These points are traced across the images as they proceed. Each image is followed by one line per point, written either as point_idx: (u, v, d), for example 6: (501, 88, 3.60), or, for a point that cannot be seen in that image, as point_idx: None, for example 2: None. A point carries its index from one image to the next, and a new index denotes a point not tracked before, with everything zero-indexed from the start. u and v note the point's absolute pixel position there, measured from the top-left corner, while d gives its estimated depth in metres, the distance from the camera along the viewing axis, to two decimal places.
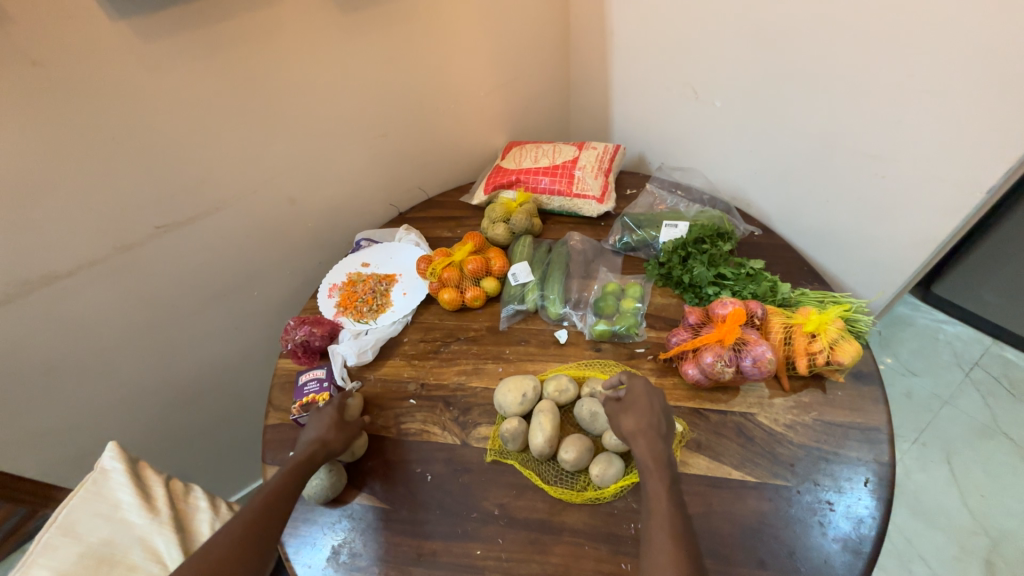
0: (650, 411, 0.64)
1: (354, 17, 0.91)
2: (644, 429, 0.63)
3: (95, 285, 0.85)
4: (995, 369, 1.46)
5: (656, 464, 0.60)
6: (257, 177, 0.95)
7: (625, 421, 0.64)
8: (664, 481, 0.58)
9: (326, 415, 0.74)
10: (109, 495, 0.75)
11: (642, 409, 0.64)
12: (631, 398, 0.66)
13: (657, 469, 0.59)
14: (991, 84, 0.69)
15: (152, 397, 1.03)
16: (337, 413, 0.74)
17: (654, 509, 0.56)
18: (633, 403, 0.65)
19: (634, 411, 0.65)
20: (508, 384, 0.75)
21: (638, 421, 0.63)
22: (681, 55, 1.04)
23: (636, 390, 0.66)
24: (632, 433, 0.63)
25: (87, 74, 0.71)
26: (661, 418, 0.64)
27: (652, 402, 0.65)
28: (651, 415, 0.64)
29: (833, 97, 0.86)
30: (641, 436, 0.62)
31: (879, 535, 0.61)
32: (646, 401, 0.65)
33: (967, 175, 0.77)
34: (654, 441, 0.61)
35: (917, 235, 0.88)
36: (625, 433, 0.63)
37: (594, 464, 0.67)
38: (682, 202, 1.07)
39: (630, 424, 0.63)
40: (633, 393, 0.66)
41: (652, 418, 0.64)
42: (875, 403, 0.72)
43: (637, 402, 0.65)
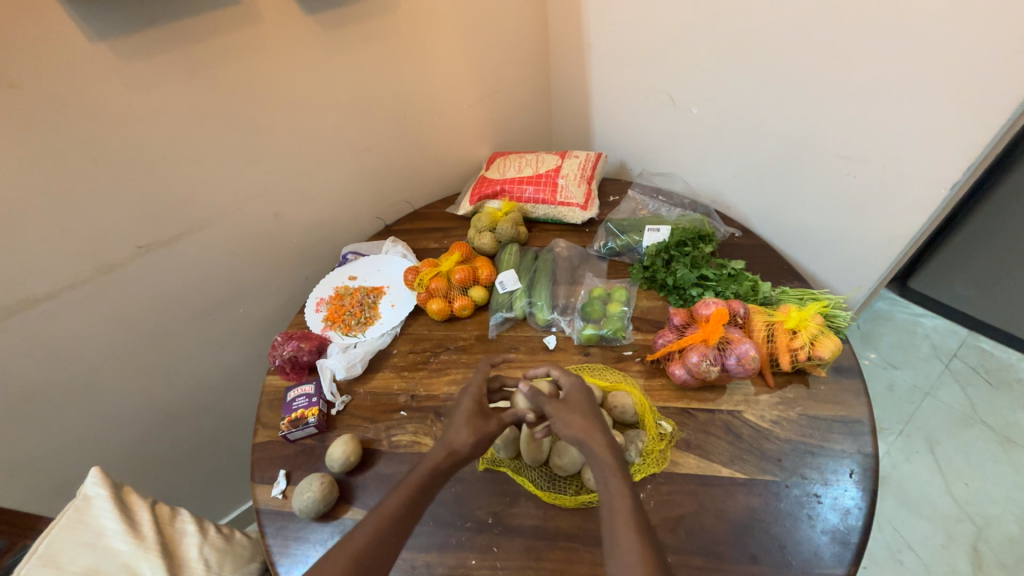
0: (590, 408, 0.64)
1: (335, 34, 0.92)
2: (591, 426, 0.62)
3: (75, 307, 0.84)
4: (972, 359, 1.50)
5: (609, 458, 0.59)
6: (242, 193, 0.94)
7: (573, 420, 0.62)
8: (618, 474, 0.57)
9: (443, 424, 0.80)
10: (92, 522, 0.73)
11: (584, 405, 0.64)
12: (569, 399, 0.66)
13: (612, 463, 0.58)
14: (951, 85, 0.73)
15: (136, 420, 1.01)
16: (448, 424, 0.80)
17: (615, 502, 0.55)
18: (574, 403, 0.65)
19: (577, 409, 0.64)
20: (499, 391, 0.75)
21: (584, 418, 0.63)
22: (657, 65, 1.07)
23: (575, 389, 0.67)
24: (581, 432, 0.61)
25: (65, 95, 0.71)
26: (599, 414, 0.65)
27: (588, 400, 0.66)
28: (591, 411, 0.64)
29: (803, 101, 0.89)
30: (591, 433, 0.61)
31: (866, 524, 0.63)
32: (583, 400, 0.66)
33: (933, 172, 0.80)
34: (602, 435, 0.61)
35: (888, 232, 0.92)
36: (574, 433, 0.61)
37: (587, 468, 0.68)
38: (663, 207, 1.10)
39: (578, 423, 0.62)
40: (573, 394, 0.66)
41: (592, 414, 0.64)
42: (856, 395, 0.74)
43: (575, 402, 0.65)
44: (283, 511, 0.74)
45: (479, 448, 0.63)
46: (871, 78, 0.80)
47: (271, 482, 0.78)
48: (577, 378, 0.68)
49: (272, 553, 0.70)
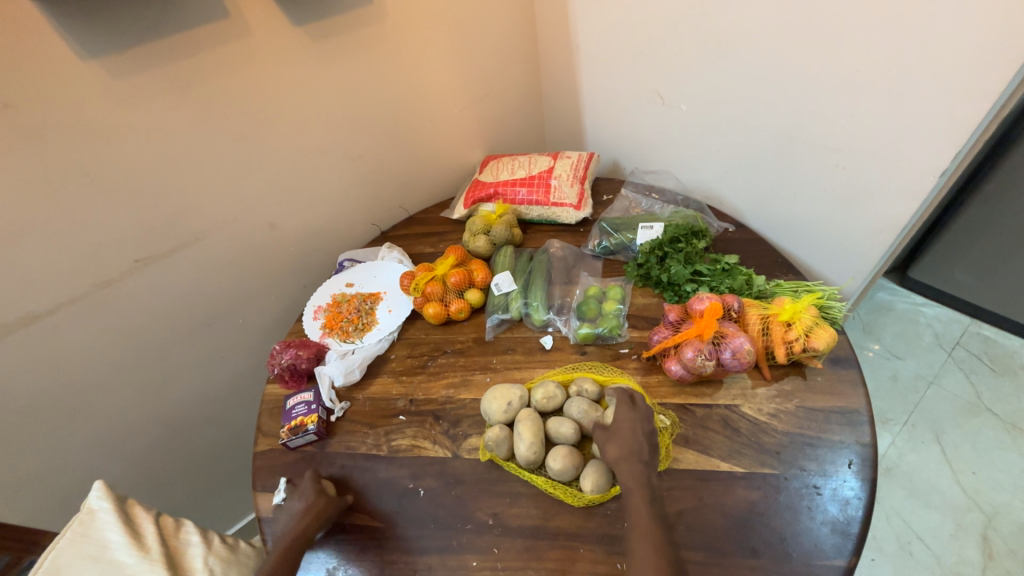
0: (634, 437, 0.63)
1: (324, 44, 0.93)
2: (626, 457, 0.62)
3: (76, 322, 0.85)
4: (976, 347, 1.50)
5: (641, 490, 0.60)
6: (236, 205, 0.95)
7: (610, 448, 0.63)
8: (648, 505, 0.59)
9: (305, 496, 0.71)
10: (97, 535, 0.74)
11: (626, 434, 0.63)
12: (614, 425, 0.65)
13: (641, 495, 0.59)
14: (933, 74, 0.73)
15: (139, 433, 1.01)
16: (314, 484, 0.72)
17: (639, 527, 0.58)
18: (618, 428, 0.64)
19: (620, 437, 0.64)
20: (494, 392, 0.75)
21: (621, 447, 0.63)
22: (644, 64, 1.08)
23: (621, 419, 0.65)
24: (616, 459, 0.62)
25: (59, 115, 0.72)
26: (644, 443, 0.63)
27: (634, 428, 0.64)
28: (633, 440, 0.63)
29: (792, 95, 0.89)
30: (625, 465, 0.61)
31: (866, 515, 0.63)
32: (629, 427, 0.64)
33: (923, 160, 0.81)
34: (636, 468, 0.61)
35: (881, 221, 0.91)
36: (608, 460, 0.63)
37: (585, 477, 0.66)
38: (656, 204, 1.11)
39: (614, 452, 0.63)
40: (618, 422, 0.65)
41: (635, 442, 0.63)
42: (854, 385, 0.74)
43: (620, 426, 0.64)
44: (284, 519, 0.74)
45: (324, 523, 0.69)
46: (855, 69, 0.80)
47: (272, 490, 0.78)
48: (625, 404, 0.66)
49: None
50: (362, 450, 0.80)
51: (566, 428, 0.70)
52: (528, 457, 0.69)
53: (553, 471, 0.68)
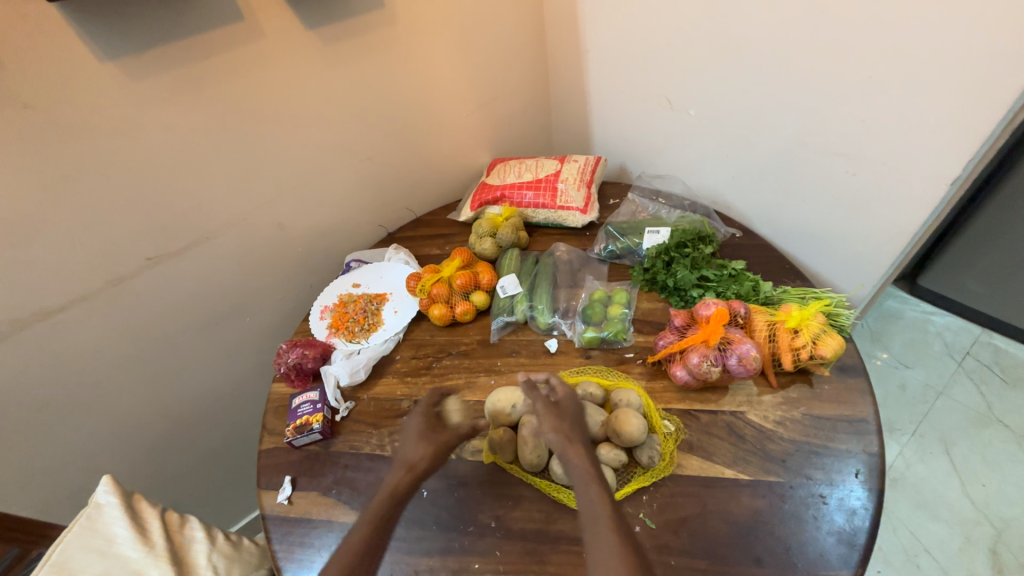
0: (573, 417, 0.66)
1: (336, 47, 0.94)
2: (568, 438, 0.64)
3: (87, 319, 0.86)
4: (987, 357, 1.48)
5: (586, 471, 0.60)
6: (246, 205, 0.96)
7: (553, 428, 0.65)
8: (596, 484, 0.59)
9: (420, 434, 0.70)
10: (104, 530, 0.75)
11: (566, 417, 0.66)
12: (559, 405, 0.67)
13: (587, 475, 0.60)
14: (946, 81, 0.73)
15: (147, 429, 1.02)
16: (424, 423, 0.71)
17: (592, 507, 0.57)
18: (560, 413, 0.67)
19: (563, 418, 0.66)
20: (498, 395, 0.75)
21: (563, 430, 0.64)
22: (653, 69, 1.08)
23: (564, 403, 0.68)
24: (560, 443, 0.63)
25: (75, 115, 0.73)
26: (581, 425, 0.66)
27: (574, 409, 0.67)
28: (573, 422, 0.66)
29: (802, 101, 0.89)
30: (569, 444, 0.63)
31: (873, 526, 0.62)
32: (571, 408, 0.67)
33: (934, 168, 0.80)
34: (578, 449, 0.63)
35: (891, 229, 0.91)
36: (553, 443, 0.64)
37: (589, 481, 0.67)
38: (663, 209, 1.11)
39: (556, 431, 0.64)
40: (563, 402, 0.68)
41: (574, 424, 0.66)
42: (862, 394, 0.74)
43: (563, 410, 0.67)
44: (288, 518, 0.75)
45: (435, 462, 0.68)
46: (867, 75, 0.80)
47: (277, 488, 0.78)
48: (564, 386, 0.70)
49: (278, 559, 0.71)
50: (366, 450, 0.80)
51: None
52: (532, 459, 0.69)
53: (557, 474, 0.68)
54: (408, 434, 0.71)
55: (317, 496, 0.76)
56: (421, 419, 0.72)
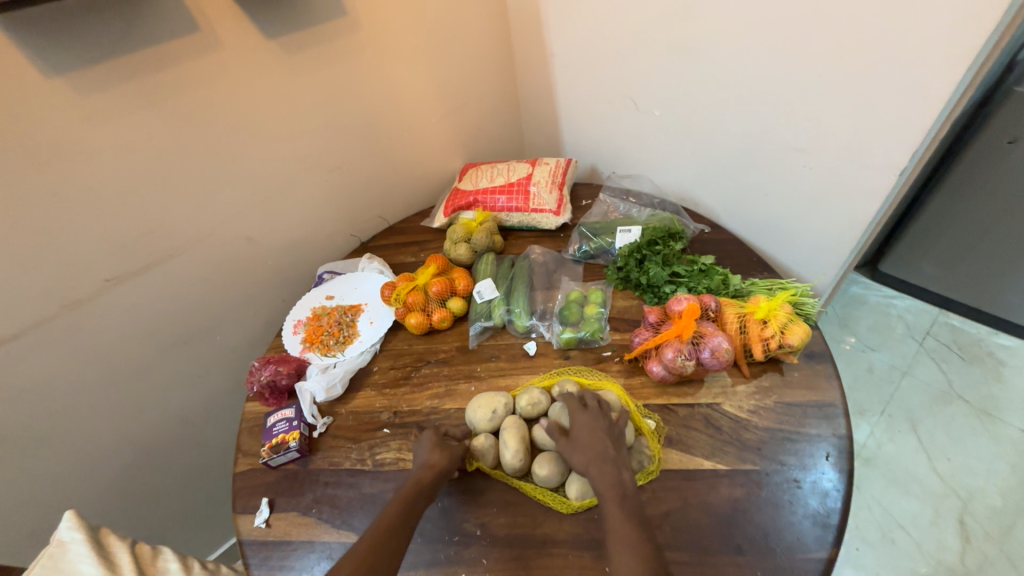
0: (594, 441, 0.65)
1: (298, 55, 0.92)
2: (594, 461, 0.63)
3: (42, 346, 0.81)
4: (945, 336, 1.55)
5: (612, 491, 0.61)
6: (210, 220, 0.93)
7: (576, 460, 0.64)
8: (622, 509, 0.59)
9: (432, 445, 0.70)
10: (69, 568, 0.71)
11: (586, 439, 0.65)
12: (575, 433, 0.66)
13: (612, 496, 0.61)
14: (891, 77, 0.76)
15: (114, 458, 0.98)
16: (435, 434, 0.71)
17: (619, 532, 0.58)
18: (578, 437, 0.66)
19: (580, 445, 0.65)
20: (479, 401, 0.75)
21: (585, 455, 0.64)
22: (617, 71, 1.10)
23: (582, 424, 0.67)
24: (584, 467, 0.64)
25: (21, 132, 0.69)
26: (607, 442, 0.65)
27: (593, 431, 0.66)
28: (596, 442, 0.65)
29: (759, 98, 0.92)
30: (593, 471, 0.63)
31: (845, 506, 0.64)
32: (588, 432, 0.66)
33: (884, 159, 0.84)
34: (604, 470, 0.62)
35: (849, 219, 0.95)
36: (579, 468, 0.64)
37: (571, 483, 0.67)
38: (633, 208, 1.13)
39: (580, 461, 0.64)
40: (577, 431, 0.66)
41: (598, 445, 0.64)
42: (829, 379, 0.76)
43: (580, 434, 0.66)
44: (267, 541, 0.72)
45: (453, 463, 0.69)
46: (818, 72, 0.83)
47: (254, 511, 0.76)
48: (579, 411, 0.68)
49: None
50: (346, 465, 0.78)
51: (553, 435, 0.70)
52: (515, 465, 0.69)
53: (542, 478, 0.68)
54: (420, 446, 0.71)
55: (297, 516, 0.74)
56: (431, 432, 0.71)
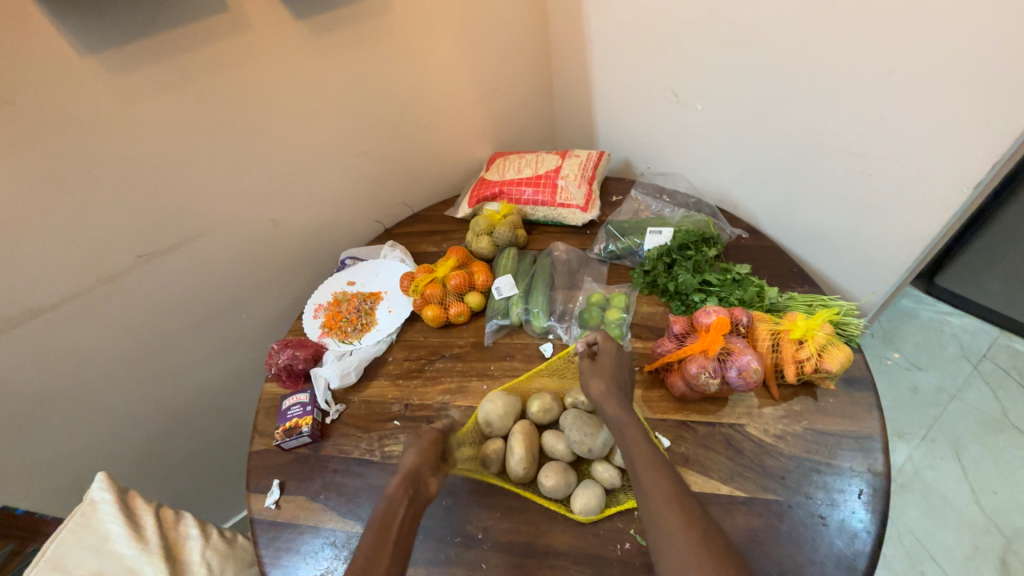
0: (616, 373, 0.67)
1: (328, 37, 0.91)
2: (613, 391, 0.65)
3: (79, 316, 0.85)
4: (1004, 361, 1.42)
5: (630, 418, 0.63)
6: (238, 201, 0.94)
7: (594, 383, 0.66)
8: (639, 433, 0.61)
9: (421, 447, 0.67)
10: (99, 526, 0.75)
11: (609, 369, 0.67)
12: (600, 362, 0.68)
13: (631, 422, 0.63)
14: (975, 77, 0.67)
15: (144, 424, 1.03)
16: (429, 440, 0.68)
17: (636, 454, 0.59)
18: (602, 366, 0.68)
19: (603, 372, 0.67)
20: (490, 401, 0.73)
21: (607, 384, 0.66)
22: (660, 60, 1.03)
23: (608, 357, 0.69)
24: (602, 395, 0.65)
25: (59, 109, 0.71)
26: (625, 379, 0.68)
27: (616, 364, 0.68)
28: (616, 375, 0.67)
29: (815, 95, 0.84)
30: (611, 397, 0.64)
31: (875, 549, 0.59)
32: (612, 363, 0.68)
33: (954, 170, 0.75)
34: (621, 398, 0.65)
35: (907, 232, 0.86)
36: (594, 397, 0.65)
37: (576, 494, 0.65)
38: (666, 207, 1.07)
39: (599, 387, 0.65)
40: (602, 357, 0.69)
41: (618, 378, 0.67)
42: (868, 409, 0.70)
43: (604, 363, 0.68)
44: (276, 522, 0.74)
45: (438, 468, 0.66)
46: (887, 69, 0.74)
47: (265, 491, 0.78)
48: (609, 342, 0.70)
49: (264, 563, 0.71)
50: (355, 455, 0.79)
51: (563, 446, 0.70)
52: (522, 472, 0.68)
53: (550, 487, 0.66)
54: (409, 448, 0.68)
55: (305, 500, 0.75)
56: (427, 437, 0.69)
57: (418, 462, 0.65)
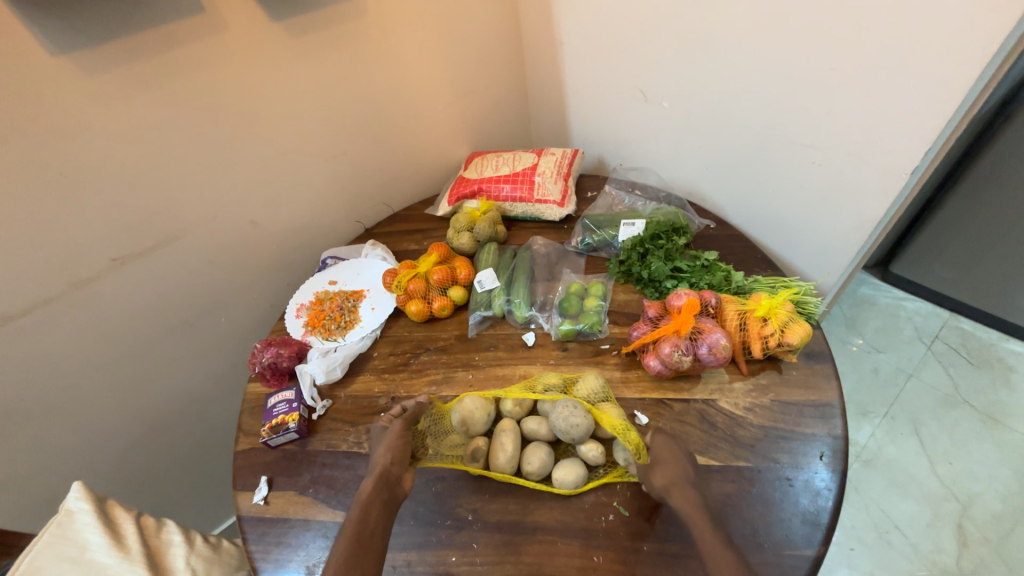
0: (677, 462, 0.65)
1: (304, 38, 0.92)
2: (676, 482, 0.62)
3: (51, 322, 0.83)
4: (954, 340, 1.53)
5: (698, 512, 0.59)
6: (216, 203, 0.94)
7: (657, 474, 0.63)
8: (712, 532, 0.57)
9: (391, 445, 0.69)
10: (76, 536, 0.73)
11: (667, 459, 0.65)
12: (654, 453, 0.66)
13: (699, 516, 0.58)
14: (908, 72, 0.74)
15: (121, 433, 1.01)
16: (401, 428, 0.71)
17: (717, 566, 0.53)
18: (659, 457, 0.65)
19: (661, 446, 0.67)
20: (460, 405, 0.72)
21: (669, 475, 0.63)
22: (627, 61, 1.08)
23: (661, 446, 0.67)
24: (665, 487, 0.62)
25: (29, 111, 0.70)
26: (687, 467, 0.64)
27: (674, 453, 0.66)
28: (675, 465, 0.64)
29: (769, 92, 0.90)
30: (677, 490, 0.61)
31: (836, 505, 0.64)
32: (670, 453, 0.66)
33: (895, 159, 0.82)
34: (687, 490, 0.61)
35: (857, 218, 0.93)
36: (658, 489, 0.62)
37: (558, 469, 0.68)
38: (638, 201, 1.12)
39: (660, 479, 0.63)
40: (656, 447, 0.67)
41: (680, 468, 0.64)
42: (827, 379, 0.76)
43: (661, 453, 0.66)
44: (264, 518, 0.74)
45: (404, 463, 0.68)
46: (831, 66, 0.81)
47: (253, 488, 0.78)
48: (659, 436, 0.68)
49: (255, 559, 0.71)
50: (343, 448, 0.80)
51: (545, 429, 0.71)
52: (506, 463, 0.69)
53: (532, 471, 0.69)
54: (379, 442, 0.70)
55: (294, 495, 0.76)
56: (398, 430, 0.71)
57: (388, 460, 0.67)
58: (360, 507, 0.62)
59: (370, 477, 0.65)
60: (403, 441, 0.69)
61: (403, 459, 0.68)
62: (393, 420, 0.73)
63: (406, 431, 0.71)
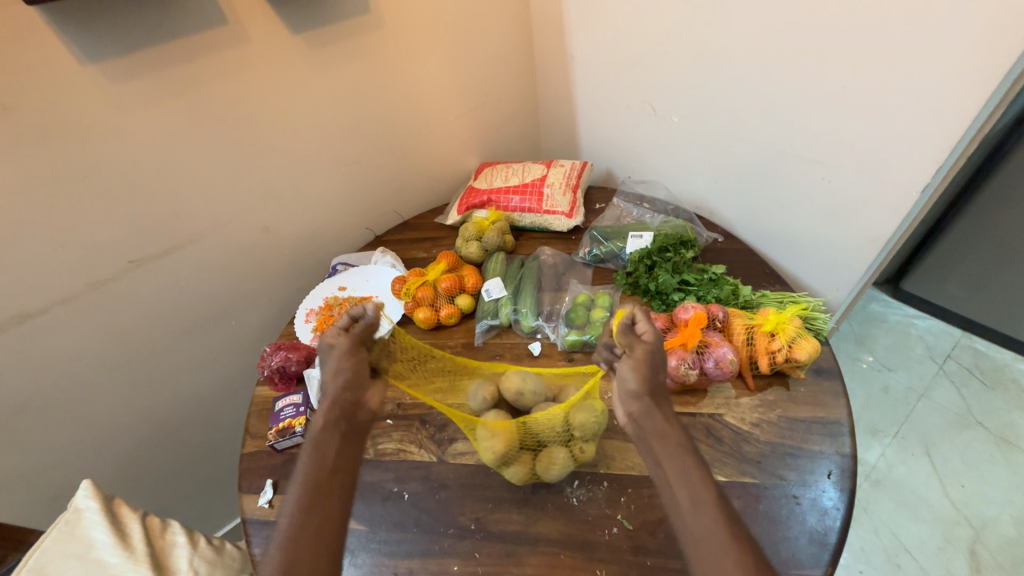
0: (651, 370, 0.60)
1: (323, 51, 0.95)
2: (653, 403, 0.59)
3: (68, 321, 0.85)
4: (966, 360, 1.51)
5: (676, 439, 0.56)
6: (232, 208, 0.97)
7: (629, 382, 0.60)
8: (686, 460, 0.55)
9: (339, 369, 0.64)
10: (83, 534, 0.75)
11: (644, 370, 0.60)
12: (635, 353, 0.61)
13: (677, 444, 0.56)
14: (918, 91, 0.75)
15: (130, 432, 1.02)
16: (347, 348, 0.65)
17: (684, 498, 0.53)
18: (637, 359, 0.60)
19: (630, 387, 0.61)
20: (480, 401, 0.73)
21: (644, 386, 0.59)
22: (638, 75, 1.09)
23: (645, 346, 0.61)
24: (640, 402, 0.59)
25: (57, 117, 0.73)
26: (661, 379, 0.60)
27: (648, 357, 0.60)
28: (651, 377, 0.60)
29: (779, 108, 0.91)
30: (651, 414, 0.58)
31: (844, 525, 0.63)
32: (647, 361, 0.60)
33: (903, 176, 0.82)
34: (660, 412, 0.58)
35: (868, 235, 0.92)
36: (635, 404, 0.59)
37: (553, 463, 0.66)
38: (647, 213, 1.12)
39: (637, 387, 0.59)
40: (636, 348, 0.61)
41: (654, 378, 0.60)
42: (836, 396, 0.75)
43: (639, 354, 0.60)
44: (269, 521, 0.75)
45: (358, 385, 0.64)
46: (841, 85, 0.82)
47: (258, 492, 0.78)
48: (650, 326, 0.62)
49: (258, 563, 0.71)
50: None
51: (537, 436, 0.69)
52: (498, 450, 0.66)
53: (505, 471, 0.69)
54: (326, 360, 0.65)
55: None
56: (342, 351, 0.65)
57: (339, 385, 0.63)
58: (313, 449, 0.59)
59: (323, 409, 0.62)
60: (351, 361, 0.65)
61: (355, 380, 0.64)
62: (337, 340, 0.66)
63: (352, 351, 0.66)
